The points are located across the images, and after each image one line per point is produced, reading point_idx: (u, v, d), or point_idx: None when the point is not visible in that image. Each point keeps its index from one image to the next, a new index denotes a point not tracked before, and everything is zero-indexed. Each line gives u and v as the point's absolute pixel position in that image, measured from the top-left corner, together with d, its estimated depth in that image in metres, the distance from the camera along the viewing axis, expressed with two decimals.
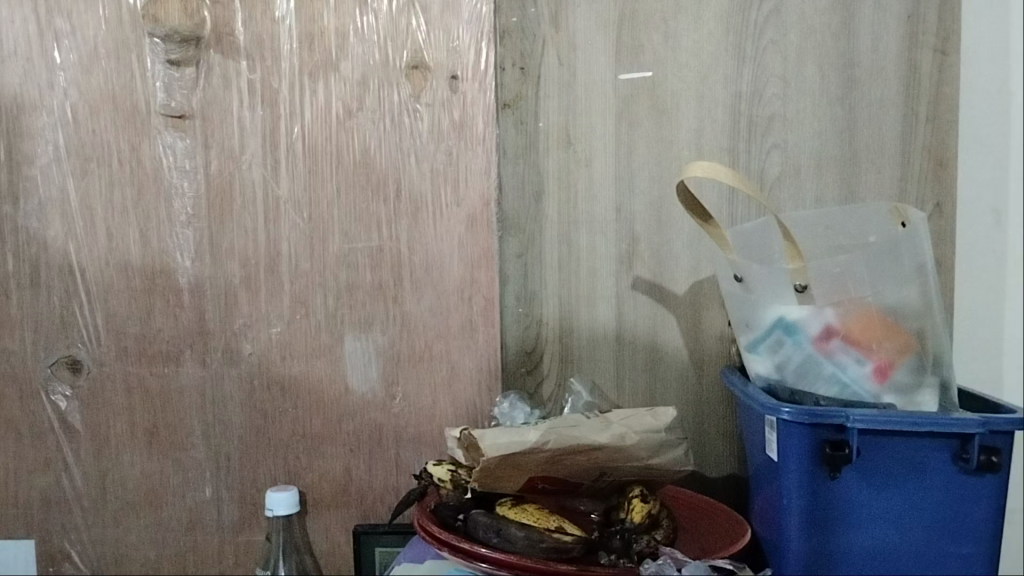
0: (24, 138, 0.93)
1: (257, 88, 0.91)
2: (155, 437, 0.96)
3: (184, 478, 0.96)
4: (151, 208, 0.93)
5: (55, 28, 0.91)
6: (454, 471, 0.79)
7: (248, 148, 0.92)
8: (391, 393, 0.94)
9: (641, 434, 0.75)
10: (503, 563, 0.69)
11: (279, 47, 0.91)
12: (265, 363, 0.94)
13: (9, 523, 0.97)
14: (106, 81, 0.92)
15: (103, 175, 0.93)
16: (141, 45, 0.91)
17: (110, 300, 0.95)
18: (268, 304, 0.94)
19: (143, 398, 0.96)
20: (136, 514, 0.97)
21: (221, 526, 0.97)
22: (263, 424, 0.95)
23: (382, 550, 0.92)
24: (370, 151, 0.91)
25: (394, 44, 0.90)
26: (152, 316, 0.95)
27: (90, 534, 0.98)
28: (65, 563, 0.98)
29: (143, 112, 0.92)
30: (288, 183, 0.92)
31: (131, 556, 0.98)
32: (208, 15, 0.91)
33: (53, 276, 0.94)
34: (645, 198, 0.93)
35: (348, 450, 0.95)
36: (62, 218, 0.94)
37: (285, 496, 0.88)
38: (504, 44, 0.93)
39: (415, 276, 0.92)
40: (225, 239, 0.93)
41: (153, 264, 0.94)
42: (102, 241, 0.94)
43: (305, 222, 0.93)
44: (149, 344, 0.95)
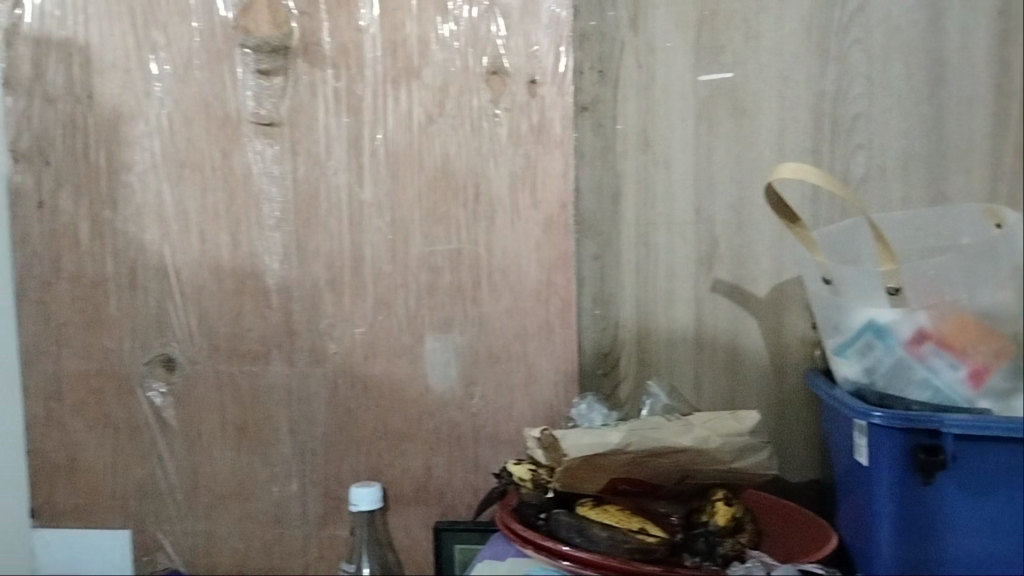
0: (123, 146, 0.98)
1: (342, 95, 0.94)
2: (244, 433, 0.99)
3: (271, 474, 1.00)
4: (241, 213, 0.97)
5: (152, 41, 0.96)
6: (535, 471, 0.78)
7: (333, 155, 0.95)
8: (470, 393, 0.95)
9: (724, 437, 0.75)
10: (588, 563, 0.70)
11: (363, 55, 0.93)
12: (349, 363, 0.97)
13: (107, 513, 1.03)
14: (199, 91, 0.96)
15: (197, 182, 0.97)
16: (233, 56, 0.95)
17: (202, 300, 0.99)
18: (353, 305, 0.96)
19: (234, 395, 0.99)
20: (226, 507, 1.01)
21: (306, 520, 1.00)
22: (347, 420, 0.98)
23: (462, 547, 0.92)
24: (451, 157, 0.93)
25: (474, 50, 0.92)
26: (242, 317, 0.98)
27: (182, 525, 1.02)
28: (161, 553, 1.02)
29: (234, 120, 0.96)
30: (371, 188, 0.95)
31: (221, 548, 1.01)
32: (296, 26, 0.94)
33: (150, 278, 0.99)
34: (726, 199, 0.93)
35: (428, 448, 0.97)
36: (158, 222, 0.98)
37: (369, 491, 0.91)
38: (584, 47, 0.93)
39: (493, 278, 0.94)
40: (311, 241, 0.96)
41: (243, 266, 0.98)
42: (194, 243, 0.98)
43: (387, 225, 0.95)
44: (239, 343, 0.99)
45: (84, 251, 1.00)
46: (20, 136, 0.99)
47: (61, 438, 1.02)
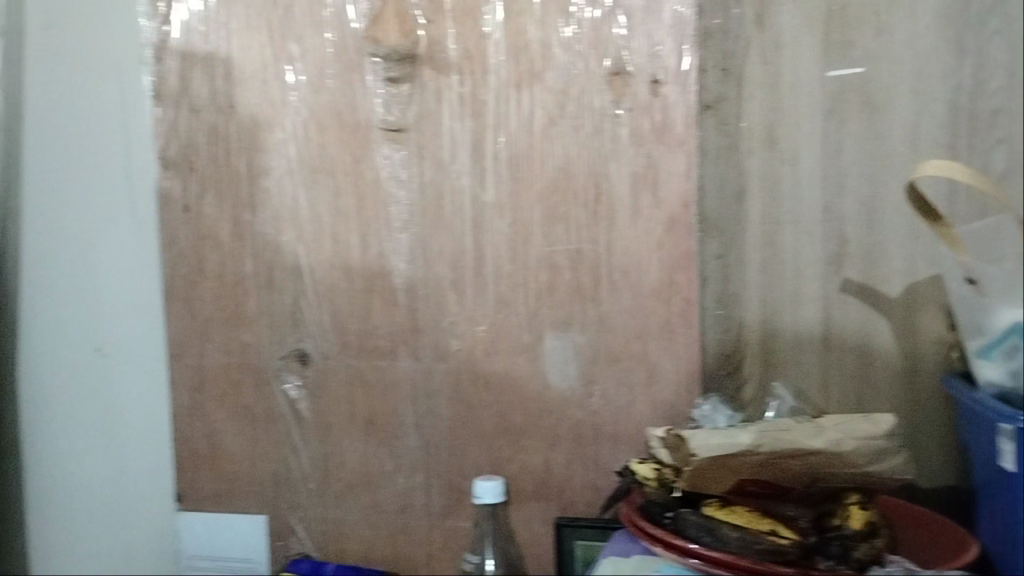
0: (261, 153, 1.04)
1: (466, 99, 0.97)
2: (372, 425, 1.04)
3: (398, 465, 1.03)
4: (370, 214, 1.01)
5: (288, 52, 1.01)
6: (660, 470, 0.79)
7: (458, 158, 0.98)
8: (590, 391, 0.97)
9: (858, 440, 0.73)
10: (719, 562, 0.70)
11: (487, 60, 0.96)
12: (472, 360, 1.00)
13: (245, 498, 1.09)
14: (332, 99, 1.01)
15: (328, 185, 1.02)
16: (363, 65, 0.99)
17: (334, 298, 1.04)
18: (475, 303, 0.99)
19: (363, 389, 1.04)
20: (354, 496, 1.05)
21: (430, 511, 1.03)
22: (469, 416, 1.00)
23: (583, 543, 0.93)
24: (572, 159, 0.94)
25: (596, 52, 0.93)
26: (370, 314, 1.03)
27: (313, 512, 1.07)
28: (293, 538, 1.08)
29: (364, 126, 1.00)
30: (493, 190, 0.97)
31: (349, 535, 1.06)
32: (423, 33, 0.97)
33: (286, 277, 1.05)
34: (856, 197, 0.91)
35: (549, 445, 0.98)
36: (292, 224, 1.04)
37: (492, 484, 0.93)
38: (708, 46, 0.92)
39: (613, 278, 0.95)
40: (436, 242, 1.00)
41: (372, 266, 1.02)
42: (327, 244, 1.03)
43: (509, 225, 0.97)
44: (368, 339, 1.03)
45: (225, 251, 1.06)
46: (168, 144, 1.06)
47: (204, 426, 1.09)
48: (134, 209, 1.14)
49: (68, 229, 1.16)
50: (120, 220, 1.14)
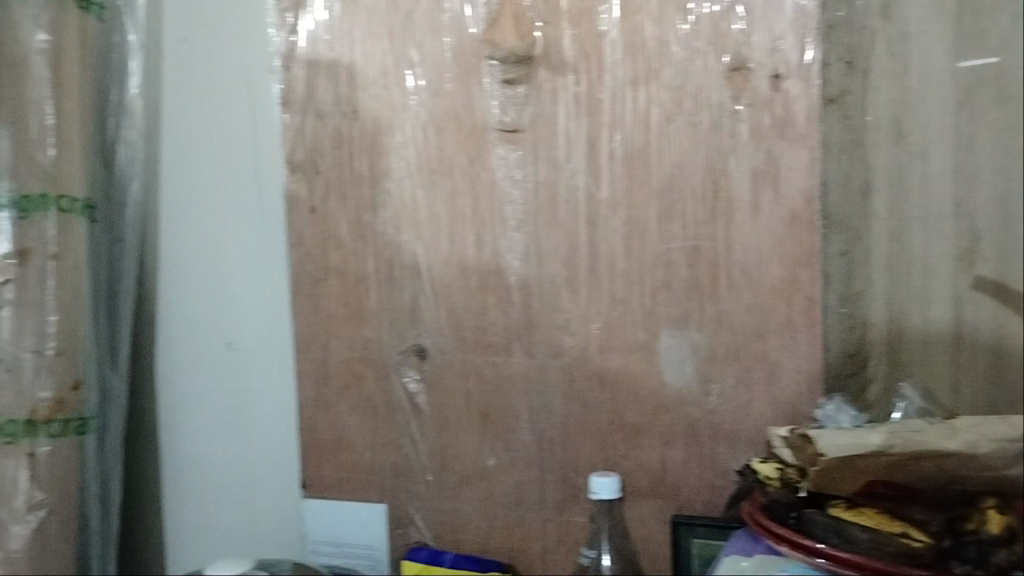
0: (382, 155, 1.07)
1: (582, 99, 0.98)
2: (488, 420, 1.06)
3: (513, 458, 1.06)
4: (486, 214, 1.04)
5: (408, 57, 1.05)
6: (783, 470, 0.82)
7: (573, 157, 0.99)
8: (707, 389, 0.97)
9: (996, 443, 0.69)
10: (847, 563, 0.73)
11: (603, 59, 0.97)
12: (586, 357, 1.01)
13: (365, 488, 1.13)
14: (450, 102, 1.04)
15: (446, 185, 1.05)
16: (481, 68, 1.02)
17: (451, 295, 1.07)
18: (590, 300, 1.00)
19: (479, 384, 1.06)
20: (470, 489, 1.08)
21: (544, 505, 1.05)
22: (584, 413, 1.02)
23: (700, 541, 0.95)
24: (689, 156, 0.95)
25: (715, 49, 0.93)
26: (486, 311, 1.05)
27: (431, 503, 1.10)
28: (412, 526, 1.11)
29: (481, 127, 1.03)
30: (608, 188, 0.98)
31: (466, 527, 1.09)
32: (540, 35, 0.99)
33: (405, 275, 1.08)
34: (990, 190, 0.75)
35: (664, 443, 0.99)
36: (411, 224, 1.07)
37: (608, 481, 0.94)
38: (831, 39, 0.91)
39: (732, 276, 0.95)
40: (551, 240, 1.01)
41: (488, 264, 1.04)
42: (444, 243, 1.06)
43: (624, 223, 0.98)
44: (484, 335, 1.05)
45: (347, 250, 1.10)
46: (295, 148, 1.11)
47: (327, 418, 1.13)
48: (261, 208, 1.20)
49: (203, 230, 1.24)
50: (249, 220, 1.21)
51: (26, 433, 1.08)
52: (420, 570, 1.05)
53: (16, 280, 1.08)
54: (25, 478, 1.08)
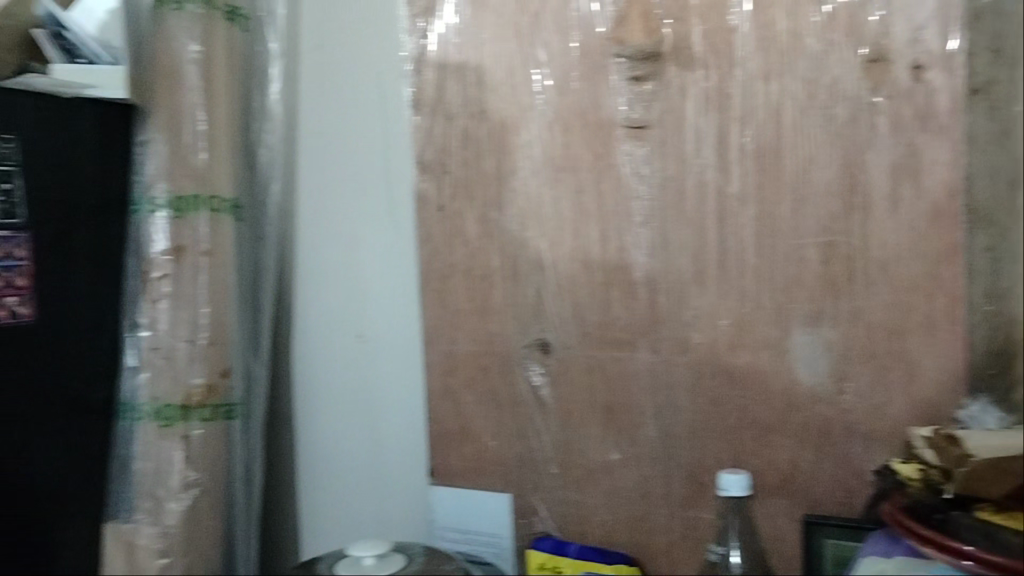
0: (509, 154, 1.10)
1: (711, 94, 0.98)
2: (612, 415, 1.07)
3: (637, 453, 1.06)
4: (612, 210, 1.05)
5: (536, 57, 1.07)
6: (925, 471, 0.82)
7: (701, 152, 0.99)
8: (841, 388, 0.95)
9: None
10: (999, 567, 0.71)
11: (734, 54, 0.96)
12: (714, 353, 1.01)
13: (491, 477, 1.16)
14: (577, 100, 1.05)
15: (572, 182, 1.07)
16: (608, 66, 1.03)
17: (576, 291, 1.08)
18: (718, 296, 1.00)
19: (603, 379, 1.07)
20: (593, 482, 1.09)
21: (669, 500, 1.05)
22: (711, 409, 1.01)
23: (831, 542, 0.95)
24: (822, 151, 0.93)
25: (852, 41, 0.91)
26: (611, 306, 1.06)
27: (555, 494, 1.12)
28: (535, 517, 1.13)
29: (608, 124, 1.04)
30: (738, 182, 0.97)
31: (589, 519, 1.10)
32: (668, 31, 0.99)
33: (530, 270, 1.11)
34: None
35: (795, 442, 0.97)
36: (537, 220, 1.09)
37: (738, 478, 0.94)
38: (976, 27, 0.86)
39: (867, 272, 0.92)
40: (678, 235, 1.01)
41: (614, 260, 1.05)
42: (569, 239, 1.08)
43: (755, 218, 0.97)
44: (609, 330, 1.06)
45: (473, 246, 1.14)
46: (425, 149, 1.15)
47: (454, 409, 1.17)
48: (391, 205, 1.25)
49: (336, 228, 1.30)
50: (380, 218, 1.27)
51: (180, 417, 1.17)
52: (545, 559, 1.09)
53: (172, 275, 1.18)
54: (180, 459, 1.16)
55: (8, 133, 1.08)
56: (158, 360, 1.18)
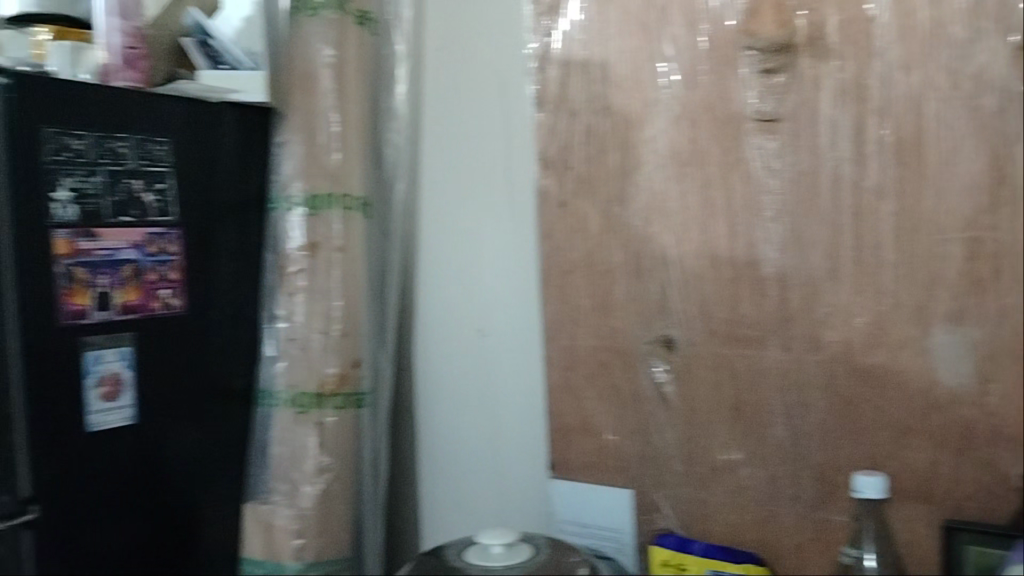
0: (634, 150, 1.10)
1: (847, 85, 0.95)
2: (740, 413, 1.06)
3: (764, 452, 1.05)
4: (740, 205, 1.03)
5: (663, 52, 1.07)
6: None
7: (836, 146, 0.97)
8: (986, 389, 0.91)
9: None
10: None
11: (872, 44, 0.93)
12: (848, 352, 0.98)
13: (612, 473, 1.16)
14: (705, 94, 1.04)
15: (698, 177, 1.05)
16: (738, 59, 1.02)
17: (702, 287, 1.07)
18: (853, 294, 0.97)
19: (730, 376, 1.06)
20: (718, 481, 1.08)
21: (799, 502, 1.03)
22: (845, 409, 0.99)
23: (975, 549, 0.91)
24: (968, 142, 0.89)
25: (1002, 27, 0.87)
26: (739, 303, 1.05)
27: (678, 492, 1.11)
28: (657, 514, 1.12)
29: (737, 119, 1.02)
30: (876, 176, 0.94)
31: (714, 517, 1.09)
32: (802, 22, 0.97)
33: (654, 266, 1.10)
34: None
35: (935, 445, 0.94)
36: (661, 216, 1.09)
37: (874, 480, 0.91)
38: None
39: (1016, 269, 0.88)
40: (811, 231, 0.99)
41: (743, 257, 1.04)
42: (695, 234, 1.07)
43: (894, 213, 0.94)
44: (736, 327, 1.05)
45: (595, 241, 1.14)
46: (548, 145, 1.16)
47: (574, 404, 1.17)
48: (511, 201, 1.26)
49: (456, 224, 1.33)
50: (499, 213, 1.28)
51: (315, 405, 1.23)
52: (669, 556, 1.08)
53: (307, 269, 1.25)
54: (314, 444, 1.22)
55: (163, 136, 1.15)
56: (294, 350, 1.25)
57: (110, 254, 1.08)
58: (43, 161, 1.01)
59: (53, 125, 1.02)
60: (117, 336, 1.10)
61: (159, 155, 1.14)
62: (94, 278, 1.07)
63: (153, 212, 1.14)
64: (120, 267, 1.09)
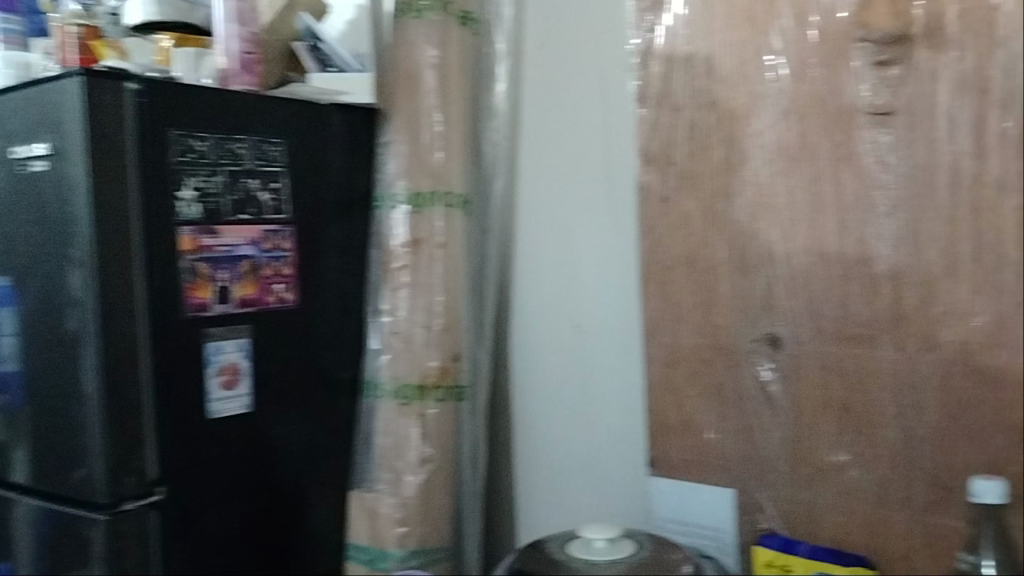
0: (739, 145, 1.09)
1: (968, 76, 0.92)
2: (848, 413, 1.03)
3: (874, 454, 1.02)
4: (852, 201, 1.01)
5: (770, 46, 1.05)
6: None
7: (955, 139, 0.93)
8: None
9: None
10: None
11: (995, 32, 0.90)
12: (966, 353, 0.94)
13: (714, 472, 1.15)
14: (815, 87, 1.02)
15: (807, 172, 1.04)
16: (850, 51, 1.00)
17: (810, 285, 1.05)
18: (972, 292, 0.94)
19: (839, 375, 1.04)
20: (824, 482, 1.06)
21: (911, 506, 1.00)
22: (961, 411, 0.96)
23: None
24: None
25: None
26: (849, 301, 1.02)
27: (782, 492, 1.09)
28: (761, 514, 1.11)
29: (849, 112, 1.00)
30: (998, 169, 0.91)
31: (820, 519, 1.07)
32: (919, 12, 0.94)
33: (759, 263, 1.09)
34: None
35: None
36: (768, 212, 1.07)
37: (994, 486, 0.89)
38: None
39: None
40: (928, 227, 0.96)
41: (854, 254, 1.01)
42: (803, 231, 1.05)
43: (1017, 208, 0.90)
44: (846, 326, 1.03)
45: (698, 237, 1.13)
46: (651, 141, 1.16)
47: (675, 401, 1.17)
48: (610, 198, 1.27)
49: (554, 221, 1.34)
50: (598, 210, 1.28)
51: (417, 397, 1.26)
52: (773, 558, 1.08)
53: (410, 265, 1.28)
54: (417, 435, 1.26)
55: (277, 137, 1.20)
56: (397, 343, 1.28)
57: (230, 250, 1.14)
58: (170, 163, 1.07)
59: (180, 128, 1.08)
60: (236, 328, 1.15)
61: (274, 155, 1.20)
62: (215, 273, 1.13)
63: (268, 210, 1.19)
64: (239, 262, 1.15)
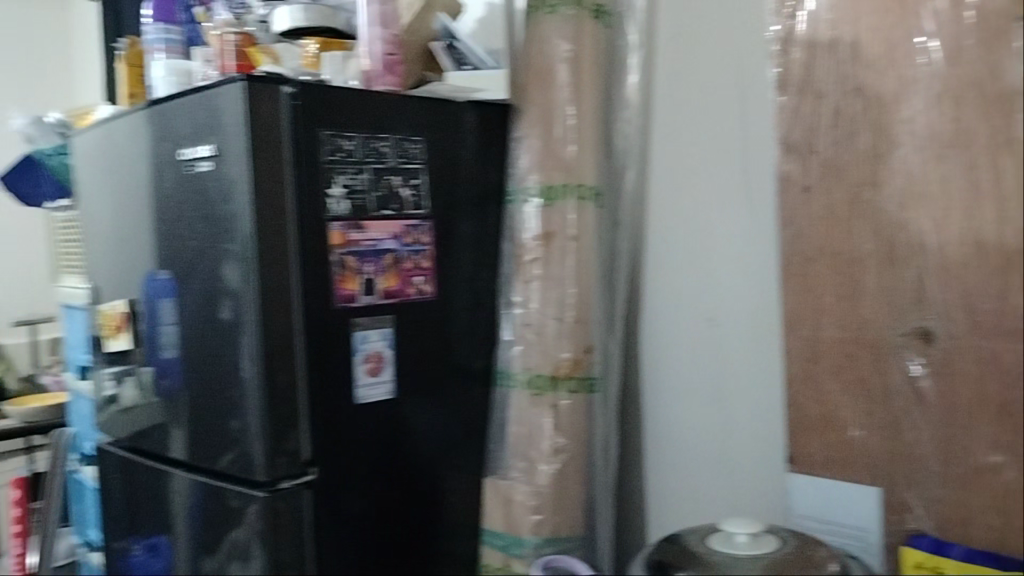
0: (887, 132, 1.05)
1: None
2: (1008, 412, 0.98)
3: None
4: (1012, 188, 0.95)
5: (921, 27, 1.01)
6: None
7: None
8: None
9: None
10: None
11: None
12: None
13: (856, 469, 1.12)
14: (972, 70, 0.98)
15: (963, 159, 0.99)
16: (1011, 31, 0.95)
17: (965, 276, 1.00)
18: None
19: (997, 371, 0.98)
20: (979, 483, 1.01)
21: None
22: None
23: None
24: None
25: None
26: (1009, 294, 0.97)
27: (932, 493, 1.05)
28: (908, 514, 1.07)
29: (1010, 95, 0.95)
30: None
31: (975, 522, 1.01)
32: None
33: (908, 254, 1.05)
34: None
35: None
36: (919, 201, 1.03)
37: None
38: None
39: None
40: None
41: (1015, 244, 0.96)
42: (957, 220, 1.00)
43: None
44: (1005, 320, 0.97)
45: (842, 227, 1.10)
46: (791, 130, 1.14)
47: (816, 396, 1.15)
48: (746, 189, 1.25)
49: (687, 213, 1.33)
50: (733, 201, 1.27)
51: (550, 387, 1.29)
52: (923, 559, 1.03)
53: (542, 258, 1.30)
54: (551, 425, 1.28)
55: (417, 136, 1.25)
56: (530, 335, 1.31)
57: (375, 244, 1.19)
58: (322, 161, 1.13)
59: (329, 128, 1.14)
60: (380, 319, 1.21)
61: (414, 153, 1.24)
62: (362, 266, 1.18)
63: (409, 206, 1.23)
64: (383, 256, 1.20)
